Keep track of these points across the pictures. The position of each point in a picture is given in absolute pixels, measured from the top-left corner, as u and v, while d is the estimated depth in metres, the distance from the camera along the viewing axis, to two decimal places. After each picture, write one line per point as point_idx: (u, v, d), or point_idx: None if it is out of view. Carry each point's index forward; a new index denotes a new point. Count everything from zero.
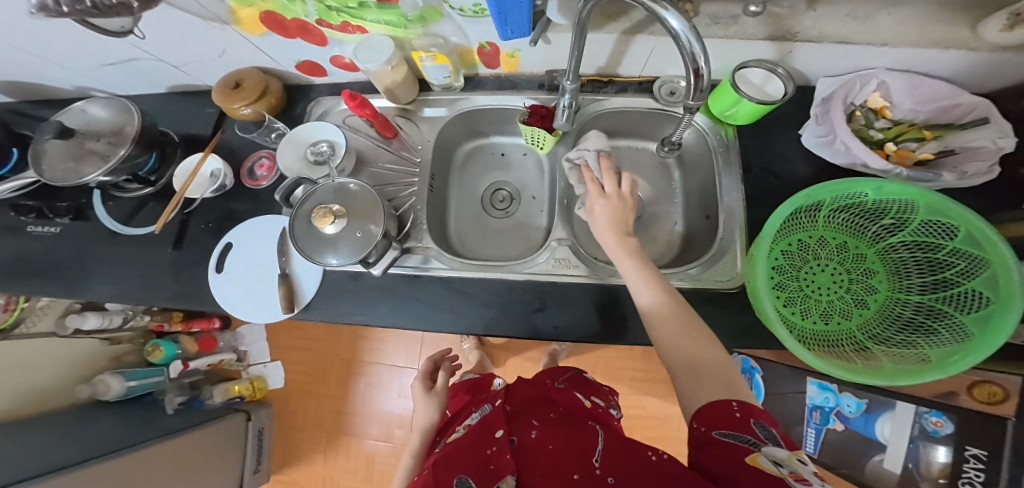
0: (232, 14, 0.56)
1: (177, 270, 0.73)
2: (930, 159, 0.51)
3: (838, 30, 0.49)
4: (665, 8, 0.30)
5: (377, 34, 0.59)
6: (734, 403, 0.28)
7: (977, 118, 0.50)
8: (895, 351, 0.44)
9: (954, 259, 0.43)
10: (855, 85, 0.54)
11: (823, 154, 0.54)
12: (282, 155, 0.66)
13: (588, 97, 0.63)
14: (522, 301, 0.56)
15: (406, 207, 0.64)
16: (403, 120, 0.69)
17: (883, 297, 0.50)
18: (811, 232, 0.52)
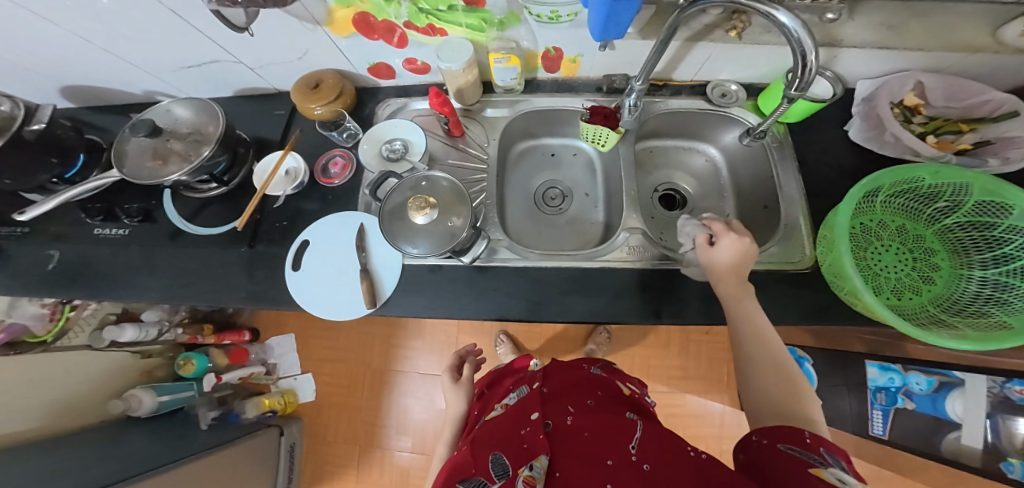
0: (327, 15, 0.61)
1: (250, 270, 0.76)
2: (968, 149, 0.56)
3: (877, 37, 0.53)
4: (775, 8, 0.37)
5: (456, 37, 0.64)
6: (806, 433, 0.30)
7: (1009, 111, 0.54)
8: (972, 321, 0.49)
9: (1011, 235, 0.49)
10: (895, 86, 0.59)
11: (871, 147, 0.60)
12: (364, 144, 0.71)
13: (648, 99, 0.68)
14: (599, 287, 0.61)
15: (483, 200, 0.69)
16: (467, 120, 0.74)
17: (948, 274, 0.55)
18: (871, 217, 0.57)
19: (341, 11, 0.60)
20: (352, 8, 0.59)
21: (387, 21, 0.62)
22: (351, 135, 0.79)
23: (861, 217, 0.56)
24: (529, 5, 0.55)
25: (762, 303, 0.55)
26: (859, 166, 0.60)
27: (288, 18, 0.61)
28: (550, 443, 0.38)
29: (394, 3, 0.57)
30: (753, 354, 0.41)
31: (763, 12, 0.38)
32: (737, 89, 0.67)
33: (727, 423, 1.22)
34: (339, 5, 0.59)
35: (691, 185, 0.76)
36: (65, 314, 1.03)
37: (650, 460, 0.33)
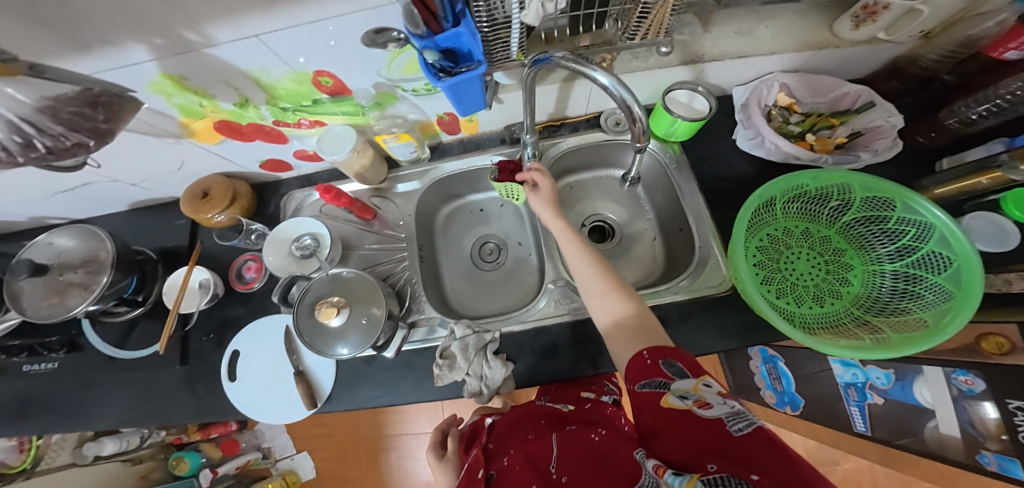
0: (185, 129, 0.59)
1: (189, 384, 0.70)
2: (846, 141, 0.61)
3: (733, 47, 0.56)
4: (593, 70, 0.40)
5: (338, 126, 0.63)
6: (646, 354, 0.36)
7: (866, 102, 0.60)
8: (894, 319, 0.54)
9: (903, 226, 0.56)
10: (763, 90, 0.62)
11: (761, 154, 0.62)
12: (267, 253, 0.68)
13: (547, 142, 0.67)
14: (535, 346, 0.60)
15: (403, 283, 0.66)
16: (379, 199, 0.71)
17: (862, 271, 0.60)
18: (778, 226, 0.63)
19: (197, 124, 0.58)
20: (209, 119, 0.58)
21: (253, 123, 0.61)
22: (259, 236, 0.75)
23: (768, 229, 0.62)
24: (400, 83, 0.56)
25: (693, 328, 0.56)
26: (752, 174, 0.63)
27: (142, 136, 0.58)
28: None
29: (252, 108, 0.57)
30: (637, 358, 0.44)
31: (583, 72, 0.41)
32: None
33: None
34: (192, 118, 0.57)
35: (620, 214, 0.75)
36: (36, 442, 1.00)
37: (568, 471, 0.37)
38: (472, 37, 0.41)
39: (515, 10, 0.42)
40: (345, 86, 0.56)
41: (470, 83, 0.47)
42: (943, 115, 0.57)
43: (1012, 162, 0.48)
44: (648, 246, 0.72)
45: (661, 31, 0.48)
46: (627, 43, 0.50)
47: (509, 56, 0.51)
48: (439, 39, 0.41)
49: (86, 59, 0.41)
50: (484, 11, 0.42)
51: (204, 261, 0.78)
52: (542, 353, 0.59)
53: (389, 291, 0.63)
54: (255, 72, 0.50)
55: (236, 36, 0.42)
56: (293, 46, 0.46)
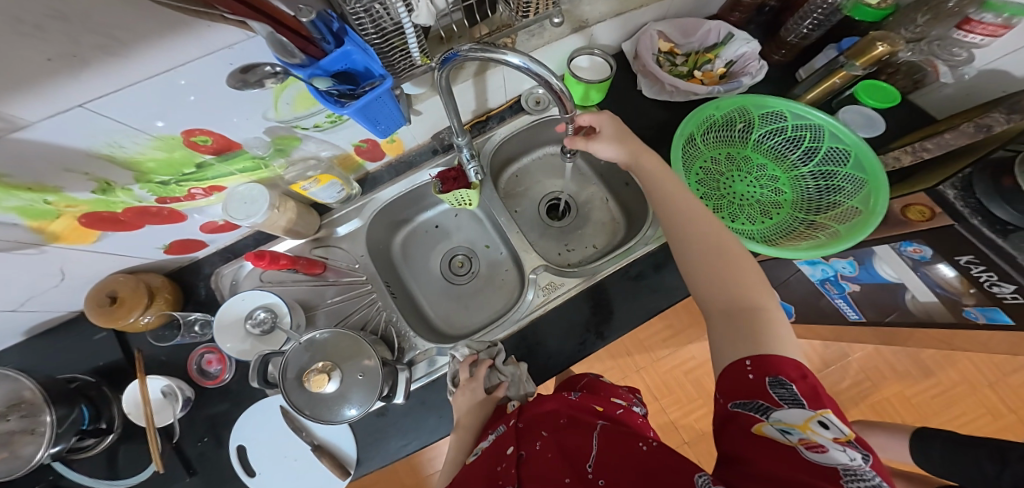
0: (47, 235, 0.47)
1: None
2: (724, 72, 0.66)
3: (609, 7, 0.58)
4: (503, 53, 0.33)
5: (241, 186, 0.54)
6: (748, 363, 0.31)
7: (726, 34, 0.65)
8: (831, 213, 0.58)
9: (802, 131, 0.61)
10: (645, 39, 0.63)
11: (665, 99, 0.64)
12: (223, 341, 0.62)
13: (480, 139, 0.64)
14: (533, 338, 0.60)
15: (384, 325, 0.63)
16: (323, 249, 0.64)
17: (789, 179, 0.64)
18: (706, 157, 0.64)
19: (55, 224, 0.46)
20: (69, 216, 0.46)
21: (132, 207, 0.50)
22: (204, 324, 0.69)
23: (697, 161, 0.63)
24: (297, 123, 0.47)
25: (669, 276, 0.60)
26: (669, 118, 0.64)
27: None
28: (520, 476, 0.37)
29: (120, 191, 0.47)
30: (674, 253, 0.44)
31: (495, 59, 0.34)
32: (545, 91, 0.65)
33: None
34: (47, 220, 0.44)
35: (571, 187, 0.74)
36: None
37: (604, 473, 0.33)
38: (363, 53, 0.34)
39: (403, 14, 0.34)
40: (230, 140, 0.46)
41: (381, 102, 0.38)
42: (784, 34, 0.66)
43: (849, 62, 0.59)
44: (604, 209, 0.73)
45: (551, 3, 0.43)
46: (521, 21, 0.45)
47: (412, 64, 0.42)
48: (324, 64, 0.33)
49: None
50: (367, 17, 0.32)
51: (153, 368, 0.69)
52: (541, 347, 0.60)
53: (373, 339, 0.61)
54: (104, 149, 0.39)
55: (54, 108, 0.31)
56: (148, 104, 0.36)
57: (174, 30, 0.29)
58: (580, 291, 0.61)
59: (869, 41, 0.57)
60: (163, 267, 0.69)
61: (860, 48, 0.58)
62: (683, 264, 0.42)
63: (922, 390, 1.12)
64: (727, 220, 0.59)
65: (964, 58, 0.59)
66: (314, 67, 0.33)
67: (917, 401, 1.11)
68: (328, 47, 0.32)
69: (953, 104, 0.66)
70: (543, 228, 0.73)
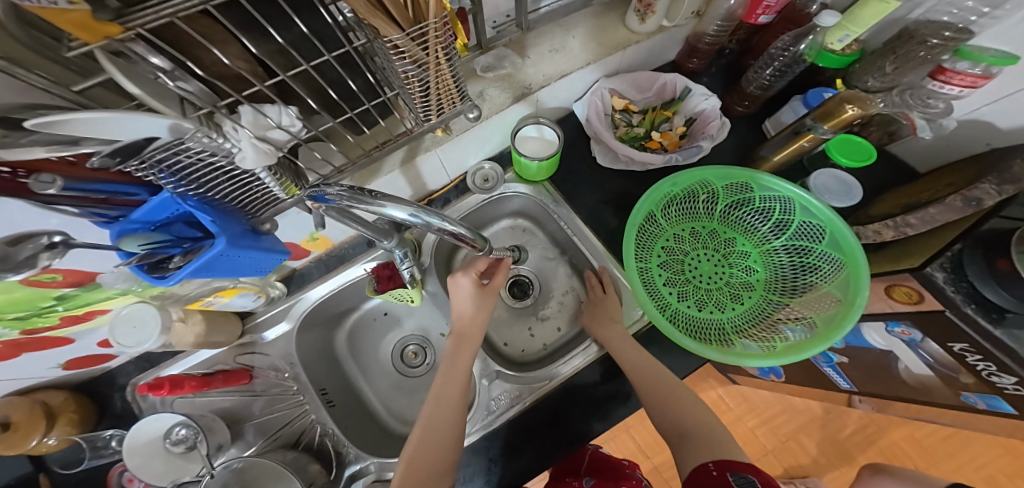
0: None
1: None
2: (684, 130, 0.59)
3: (554, 67, 0.49)
4: (381, 205, 0.27)
5: (125, 308, 0.48)
6: (712, 466, 0.38)
7: (683, 88, 0.58)
8: (808, 296, 0.53)
9: (770, 203, 0.56)
10: (598, 100, 0.56)
11: (621, 168, 0.58)
12: (136, 467, 0.55)
13: (419, 227, 0.57)
14: (491, 452, 0.53)
15: (322, 437, 0.56)
16: (249, 355, 0.56)
17: (760, 254, 0.59)
18: (668, 235, 0.58)
19: None
20: None
21: None
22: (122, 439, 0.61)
23: (658, 242, 0.57)
24: None
25: None
26: (629, 188, 0.58)
27: None
28: None
29: None
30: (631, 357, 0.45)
31: (374, 210, 0.28)
32: (492, 167, 0.57)
33: (734, 406, 1.07)
34: None
35: (533, 262, 0.65)
36: None
37: None
38: (188, 204, 0.27)
39: (234, 153, 0.25)
40: (85, 271, 0.39)
41: (229, 257, 0.31)
42: (747, 82, 0.60)
43: (815, 124, 0.52)
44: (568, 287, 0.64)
45: (456, 98, 0.36)
46: (423, 126, 0.38)
47: (277, 199, 0.34)
48: (140, 216, 0.27)
49: None
50: (180, 170, 0.24)
51: None
52: (499, 460, 0.53)
53: (306, 458, 0.54)
54: None
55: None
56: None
57: None
58: (539, 393, 0.56)
59: (838, 101, 0.50)
60: (69, 380, 0.60)
61: (824, 110, 0.51)
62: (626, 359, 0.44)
63: (929, 432, 1.07)
64: (693, 310, 0.54)
65: (941, 109, 0.53)
66: (125, 223, 0.26)
67: (927, 443, 1.06)
68: (143, 195, 0.28)
69: (939, 155, 0.61)
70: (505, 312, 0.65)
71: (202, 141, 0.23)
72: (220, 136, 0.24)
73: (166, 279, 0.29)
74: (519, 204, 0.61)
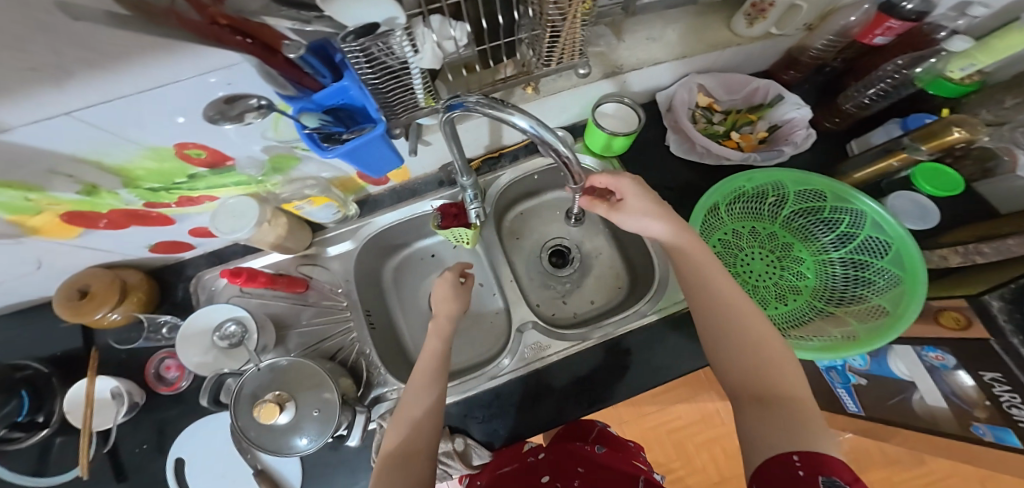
0: (24, 228, 0.47)
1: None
2: (766, 135, 0.64)
3: (648, 54, 0.55)
4: (511, 113, 0.32)
5: (232, 198, 0.53)
6: (795, 460, 0.31)
7: (775, 96, 0.63)
8: (855, 308, 0.57)
9: (839, 215, 0.59)
10: (685, 93, 0.62)
11: (694, 159, 0.63)
12: (185, 353, 0.60)
13: (488, 178, 0.62)
14: (514, 398, 0.57)
15: (356, 357, 0.60)
16: (309, 267, 0.62)
17: (816, 263, 0.62)
18: (729, 228, 0.63)
19: (35, 220, 0.46)
20: (50, 212, 0.46)
21: (117, 210, 0.50)
22: (172, 327, 0.65)
23: (720, 232, 0.62)
24: (296, 143, 0.46)
25: (663, 354, 0.58)
26: (696, 180, 0.63)
27: None
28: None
29: (106, 195, 0.46)
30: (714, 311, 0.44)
31: (501, 118, 0.33)
32: (564, 135, 0.63)
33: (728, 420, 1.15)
34: (25, 216, 0.45)
35: (576, 236, 0.73)
36: None
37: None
38: (360, 91, 0.34)
39: (409, 55, 0.32)
40: (224, 154, 0.45)
41: (373, 146, 0.37)
42: (841, 102, 0.64)
43: (914, 144, 0.57)
44: (608, 262, 0.72)
45: (576, 53, 0.43)
46: (541, 70, 0.45)
47: (415, 106, 0.42)
48: (318, 98, 0.33)
49: None
50: (364, 61, 0.30)
51: (110, 365, 0.67)
52: (517, 407, 0.56)
53: (339, 371, 0.58)
54: (90, 155, 0.39)
55: (35, 115, 0.31)
56: (134, 118, 0.35)
57: (168, 51, 0.28)
58: (569, 354, 0.59)
59: (943, 125, 0.55)
60: (146, 264, 0.67)
61: (927, 132, 0.56)
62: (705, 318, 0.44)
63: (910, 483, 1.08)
64: None
65: None
66: (308, 102, 0.33)
67: None
68: (324, 82, 0.34)
69: None
70: (542, 275, 0.71)
71: (395, 38, 0.29)
72: (405, 38, 0.30)
73: (326, 150, 0.34)
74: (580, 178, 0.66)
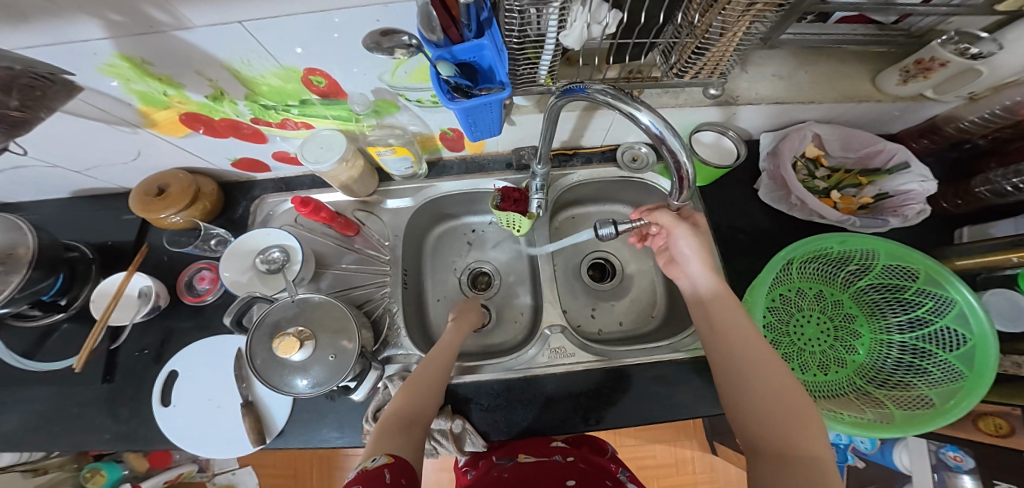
0: (144, 118, 0.52)
1: (112, 405, 0.61)
2: (871, 202, 0.57)
3: (771, 91, 0.53)
4: (636, 108, 0.31)
5: (325, 130, 0.58)
6: None
7: (899, 163, 0.55)
8: (897, 393, 0.51)
9: (922, 299, 0.52)
10: (796, 139, 0.57)
11: (781, 208, 0.59)
12: (224, 268, 0.61)
13: (558, 171, 0.65)
14: (524, 398, 0.55)
15: (381, 312, 0.61)
16: (364, 214, 0.67)
17: (869, 340, 0.56)
18: (795, 285, 0.57)
19: (158, 114, 0.51)
20: (173, 110, 0.51)
21: (228, 119, 0.55)
22: (220, 242, 0.69)
23: (785, 287, 0.56)
24: (403, 91, 0.50)
25: (687, 394, 0.54)
26: (771, 228, 0.60)
27: (85, 119, 0.50)
28: None
29: (227, 102, 0.51)
30: (763, 375, 0.36)
31: (623, 111, 0.32)
32: (647, 152, 0.64)
33: (700, 471, 1.14)
34: (153, 108, 0.50)
35: (621, 254, 0.73)
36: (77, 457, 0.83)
37: None
38: (494, 52, 0.35)
39: (552, 29, 0.33)
40: (340, 88, 0.49)
41: (489, 108, 0.39)
42: (974, 182, 0.54)
43: None
44: (647, 286, 0.70)
45: (714, 72, 0.44)
46: (672, 79, 0.46)
47: (534, 82, 0.45)
48: (457, 50, 0.34)
49: (20, 30, 0.34)
50: (517, 22, 0.33)
51: (151, 265, 0.70)
52: (523, 404, 0.54)
53: (363, 320, 0.58)
54: (234, 63, 0.43)
55: (216, 19, 0.35)
56: (280, 37, 0.39)
57: None
58: (587, 369, 0.56)
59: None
60: (222, 176, 0.72)
61: None
62: (741, 369, 0.38)
63: None
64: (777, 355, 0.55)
65: None
66: (448, 50, 0.33)
67: None
68: (467, 35, 0.33)
69: None
70: (578, 282, 0.71)
71: (551, 9, 0.30)
72: (558, 13, 0.31)
73: (452, 101, 0.35)
74: (643, 198, 0.68)
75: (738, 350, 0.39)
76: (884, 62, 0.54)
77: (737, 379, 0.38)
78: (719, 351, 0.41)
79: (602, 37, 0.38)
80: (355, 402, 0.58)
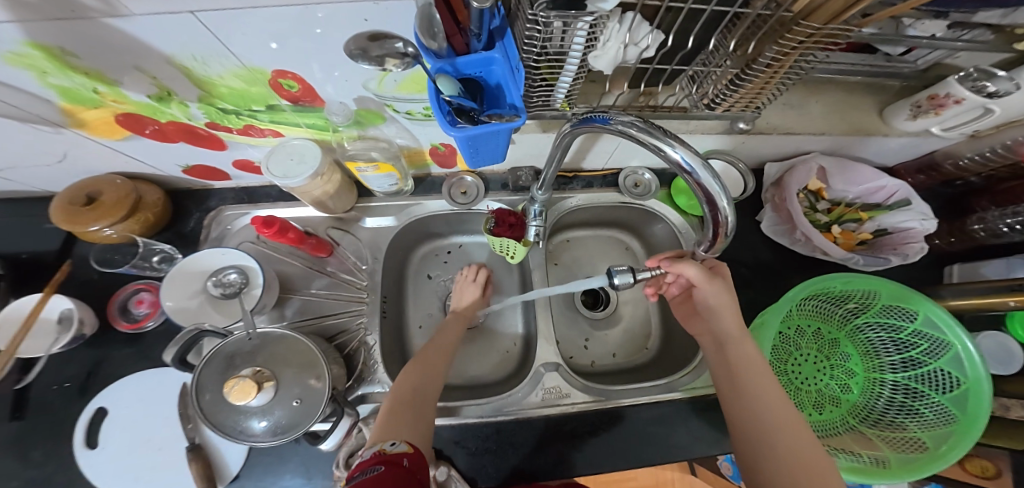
0: (69, 118, 0.43)
1: (18, 449, 0.50)
2: (869, 238, 0.58)
3: (783, 120, 0.51)
4: (671, 146, 0.27)
5: (296, 140, 0.51)
6: None
7: (901, 200, 0.56)
8: (890, 435, 0.50)
9: (917, 340, 0.51)
10: (802, 171, 0.56)
11: (783, 240, 0.58)
12: (166, 295, 0.51)
13: (557, 194, 0.61)
14: (516, 441, 0.49)
15: (355, 346, 0.55)
16: (338, 231, 0.60)
17: (862, 378, 0.55)
18: (795, 322, 0.55)
19: (88, 113, 0.43)
20: (107, 110, 0.43)
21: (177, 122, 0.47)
22: (165, 258, 0.60)
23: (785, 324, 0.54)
24: (392, 102, 0.44)
25: (690, 435, 0.51)
26: (772, 260, 0.59)
27: None
28: None
29: (175, 104, 0.43)
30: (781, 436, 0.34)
31: (654, 148, 0.28)
32: (650, 178, 0.62)
33: None
34: (81, 107, 0.41)
35: None
36: None
37: None
38: (505, 68, 0.30)
39: (578, 46, 0.29)
40: (316, 93, 0.43)
41: (496, 135, 0.34)
42: (968, 220, 0.56)
43: None
44: (643, 315, 0.67)
45: (750, 106, 0.43)
46: (699, 110, 0.44)
47: (546, 104, 0.41)
48: (461, 62, 0.29)
49: None
50: (536, 35, 0.28)
51: (77, 284, 0.59)
52: (516, 448, 0.49)
53: (334, 356, 0.51)
54: (185, 60, 0.36)
55: (161, 8, 0.28)
56: (244, 33, 0.32)
57: None
58: (585, 409, 0.52)
59: None
60: (171, 182, 0.62)
61: None
62: (758, 427, 0.35)
63: None
64: None
65: None
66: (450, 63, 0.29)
67: None
68: (475, 44, 0.29)
69: None
70: (571, 310, 0.67)
71: (583, 22, 0.25)
72: (588, 29, 0.27)
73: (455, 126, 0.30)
74: (643, 223, 0.65)
75: (753, 406, 0.36)
76: (890, 96, 0.54)
77: (754, 439, 0.35)
78: (732, 403, 0.38)
79: (633, 61, 0.35)
80: (320, 448, 0.50)
